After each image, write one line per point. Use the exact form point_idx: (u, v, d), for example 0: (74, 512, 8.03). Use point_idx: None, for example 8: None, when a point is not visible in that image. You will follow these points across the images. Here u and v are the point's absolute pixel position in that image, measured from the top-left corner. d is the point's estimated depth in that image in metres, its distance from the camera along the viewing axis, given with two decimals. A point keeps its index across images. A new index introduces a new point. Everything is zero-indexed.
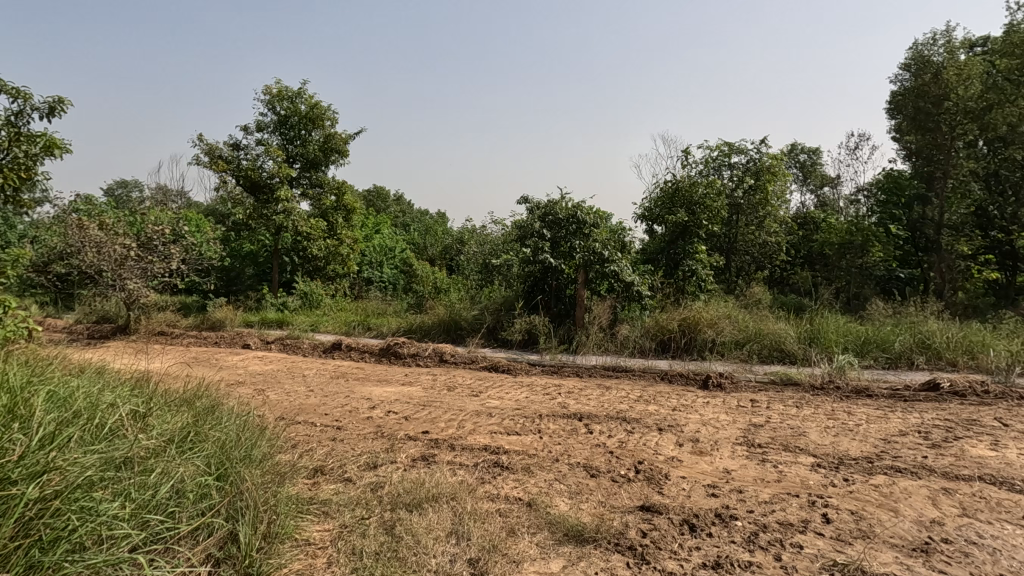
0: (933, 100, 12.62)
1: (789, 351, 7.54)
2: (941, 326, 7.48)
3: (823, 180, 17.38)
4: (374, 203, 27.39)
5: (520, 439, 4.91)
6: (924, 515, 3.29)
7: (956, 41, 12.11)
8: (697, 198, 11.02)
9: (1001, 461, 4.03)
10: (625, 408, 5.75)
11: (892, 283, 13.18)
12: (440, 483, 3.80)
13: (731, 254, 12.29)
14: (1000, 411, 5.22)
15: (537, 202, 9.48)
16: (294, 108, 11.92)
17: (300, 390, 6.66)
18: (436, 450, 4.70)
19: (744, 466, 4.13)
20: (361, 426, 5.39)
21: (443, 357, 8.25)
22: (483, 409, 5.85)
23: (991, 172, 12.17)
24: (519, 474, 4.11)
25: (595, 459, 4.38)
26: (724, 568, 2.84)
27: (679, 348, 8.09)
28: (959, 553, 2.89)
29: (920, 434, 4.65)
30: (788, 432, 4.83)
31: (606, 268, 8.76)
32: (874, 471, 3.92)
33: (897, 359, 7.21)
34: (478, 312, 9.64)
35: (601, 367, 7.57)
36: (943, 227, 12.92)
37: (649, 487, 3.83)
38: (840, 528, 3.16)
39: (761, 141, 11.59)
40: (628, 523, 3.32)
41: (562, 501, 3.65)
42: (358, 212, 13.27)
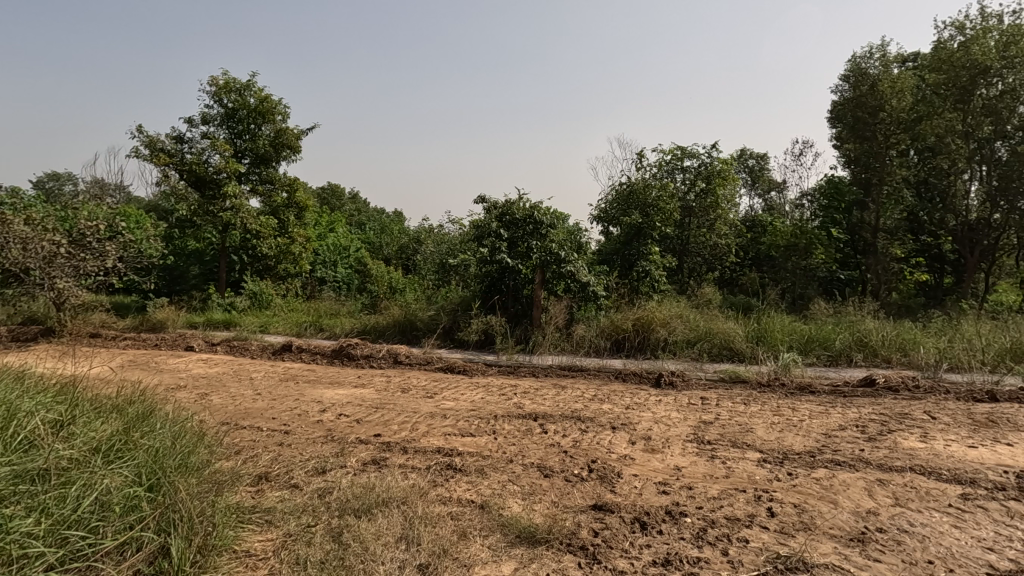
0: (869, 109, 12.89)
1: (737, 350, 7.76)
2: (877, 325, 7.87)
3: (770, 184, 18.10)
4: (328, 201, 26.79)
5: (474, 440, 4.86)
6: (860, 506, 3.43)
7: (890, 56, 12.75)
8: (651, 201, 11.24)
9: (930, 452, 4.25)
10: (580, 407, 5.78)
11: (834, 284, 13.85)
12: (391, 487, 3.70)
13: (684, 255, 12.57)
14: (929, 405, 5.52)
15: (494, 202, 9.45)
16: (242, 100, 11.50)
17: (246, 394, 6.39)
18: (388, 453, 4.59)
19: (694, 463, 4.21)
20: (310, 430, 5.21)
21: (398, 358, 8.10)
22: (437, 410, 5.77)
23: (921, 180, 13.29)
24: (473, 476, 4.06)
25: (550, 460, 4.37)
26: (674, 564, 2.87)
27: (633, 347, 8.22)
28: (891, 541, 3.02)
29: (857, 428, 4.86)
30: (736, 428, 4.96)
31: (563, 268, 8.82)
32: (816, 464, 4.06)
33: (837, 357, 7.55)
34: (434, 312, 9.53)
35: (557, 367, 7.61)
36: (879, 231, 13.67)
37: (601, 486, 3.84)
38: (784, 521, 3.26)
39: (712, 145, 11.98)
40: (580, 522, 3.32)
41: (515, 502, 3.62)
42: (311, 210, 12.88)
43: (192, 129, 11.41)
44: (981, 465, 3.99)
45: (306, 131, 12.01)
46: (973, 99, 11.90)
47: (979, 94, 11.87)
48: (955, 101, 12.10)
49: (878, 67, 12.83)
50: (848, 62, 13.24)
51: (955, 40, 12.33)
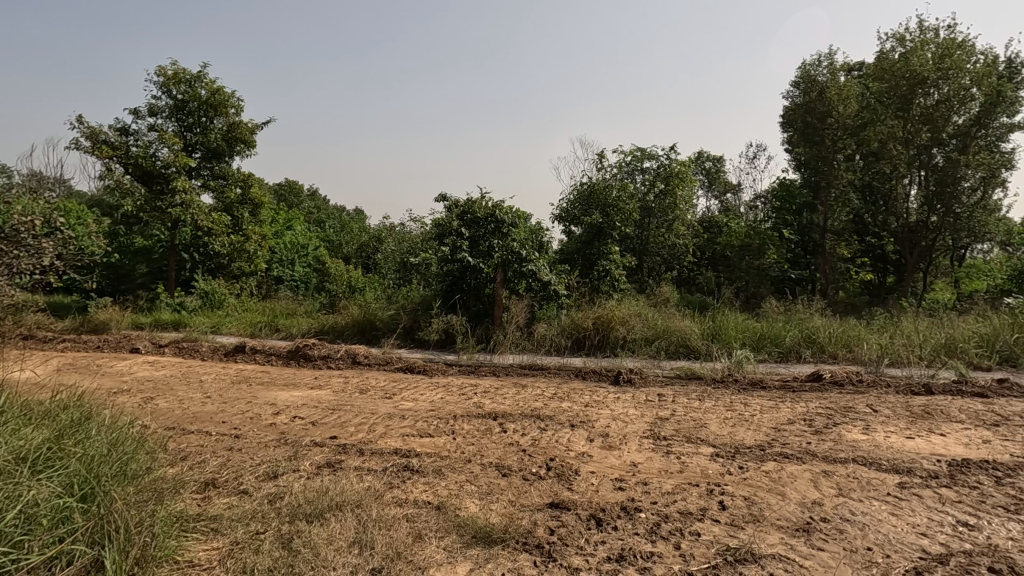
0: (818, 115, 13.64)
1: (693, 347, 7.94)
2: (825, 322, 8.21)
3: (726, 186, 18.66)
4: (285, 198, 26.09)
5: (433, 441, 4.80)
6: (806, 497, 3.55)
7: (837, 64, 13.35)
8: (610, 201, 11.39)
9: (871, 443, 4.44)
10: (540, 406, 5.80)
11: (785, 283, 14.40)
12: (345, 490, 3.61)
13: (644, 255, 12.79)
14: (871, 399, 5.77)
15: (455, 200, 9.38)
16: (193, 92, 11.07)
17: (194, 397, 6.13)
18: (343, 456, 4.48)
19: (650, 459, 4.28)
20: (262, 433, 5.05)
21: (357, 359, 7.95)
22: (396, 411, 5.68)
23: (866, 184, 13.95)
24: (430, 477, 4.01)
25: (508, 459, 4.35)
26: (628, 560, 2.90)
27: (593, 346, 8.32)
28: (834, 530, 3.14)
29: (805, 422, 5.04)
30: (691, 424, 5.07)
31: (524, 267, 8.83)
32: (765, 458, 4.19)
33: (787, 353, 7.81)
34: (394, 312, 9.41)
35: (518, 367, 7.61)
36: (827, 233, 14.26)
37: (559, 484, 3.86)
38: (734, 514, 3.34)
39: (670, 147, 12.23)
40: (537, 521, 3.32)
41: (472, 503, 3.59)
42: (267, 207, 12.49)
43: (138, 120, 10.91)
44: (916, 455, 4.19)
45: (261, 125, 11.64)
46: (913, 108, 12.55)
47: (917, 103, 12.49)
48: (896, 109, 12.75)
49: (826, 75, 13.49)
50: (798, 69, 13.77)
51: (896, 51, 12.95)
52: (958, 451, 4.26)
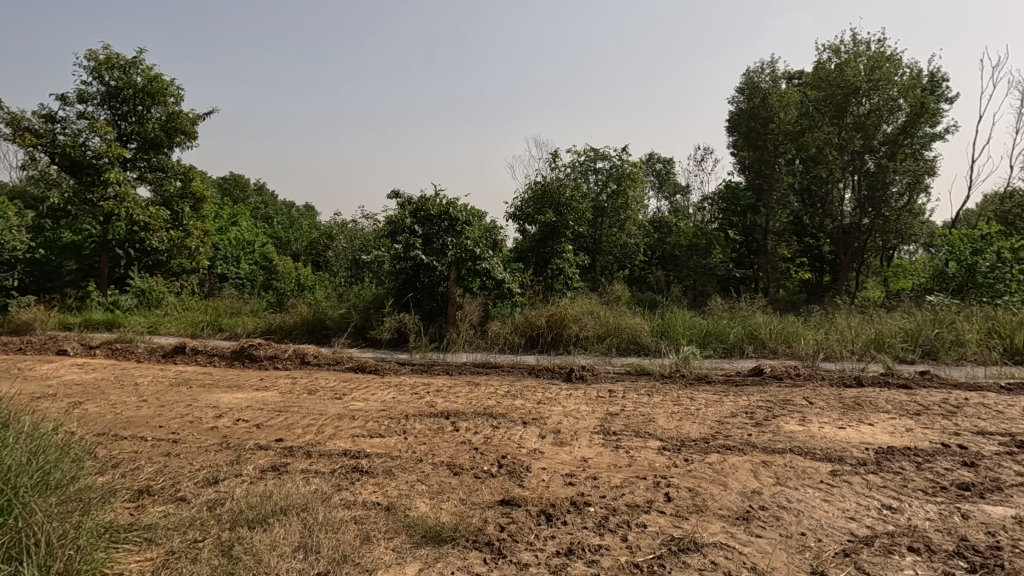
0: (761, 120, 14.43)
1: (644, 344, 8.13)
2: (766, 319, 8.57)
3: (675, 188, 19.20)
4: (230, 192, 25.08)
5: (383, 441, 4.73)
6: (746, 486, 3.70)
7: (779, 72, 14.08)
8: (564, 200, 11.49)
9: (807, 434, 4.67)
10: (492, 404, 5.80)
11: (730, 282, 14.97)
12: (290, 494, 3.50)
13: (596, 254, 13.01)
14: (808, 392, 6.07)
15: (408, 198, 9.25)
16: (127, 79, 10.48)
17: (128, 401, 5.80)
18: (289, 459, 4.35)
19: (600, 454, 4.35)
20: (202, 437, 4.83)
21: (305, 359, 7.73)
22: (345, 412, 5.56)
23: (805, 188, 14.74)
24: (380, 478, 3.94)
25: (460, 457, 4.33)
26: (576, 554, 2.94)
27: (546, 343, 8.39)
28: (772, 518, 3.28)
29: (746, 415, 5.25)
30: (640, 419, 5.19)
31: (478, 265, 8.83)
32: (709, 450, 4.33)
33: (731, 349, 8.11)
34: (345, 310, 9.22)
35: (472, 365, 7.58)
36: (769, 233, 14.91)
37: (510, 481, 3.87)
38: (679, 505, 3.45)
39: (623, 148, 12.48)
40: (487, 518, 3.32)
41: (423, 502, 3.56)
42: (209, 201, 11.97)
43: (66, 107, 10.23)
44: (847, 444, 4.44)
45: (202, 116, 11.15)
46: (846, 116, 13.16)
47: (850, 111, 13.08)
48: (831, 117, 13.32)
49: (768, 82, 14.28)
50: (744, 75, 14.53)
51: (832, 62, 13.61)
52: (885, 439, 4.53)
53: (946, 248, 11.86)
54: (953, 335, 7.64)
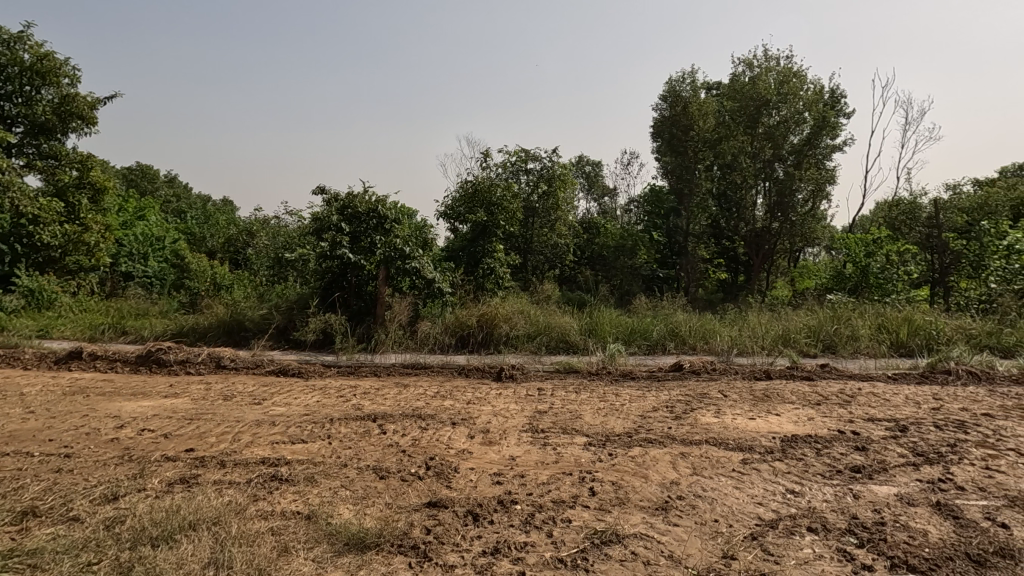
0: (682, 127, 14.77)
1: (573, 342, 8.30)
2: (686, 317, 9.00)
3: (603, 190, 19.79)
4: (136, 184, 23.23)
5: (305, 447, 4.54)
6: (666, 477, 3.86)
7: (698, 82, 14.76)
8: (495, 199, 11.52)
9: (721, 425, 4.95)
10: (421, 405, 5.72)
11: (654, 282, 15.62)
12: (201, 507, 3.29)
13: (528, 253, 13.16)
14: (723, 385, 6.45)
15: (334, 194, 8.92)
16: (12, 55, 9.52)
17: (12, 414, 5.23)
18: (200, 469, 4.08)
19: (528, 451, 4.40)
20: (101, 450, 4.44)
21: (221, 363, 7.28)
22: (265, 417, 5.29)
23: (722, 193, 15.44)
24: (301, 486, 3.78)
25: (387, 461, 4.24)
26: (502, 552, 2.95)
27: (477, 343, 8.40)
28: (688, 506, 3.45)
29: (667, 408, 5.49)
30: (567, 416, 5.30)
31: (408, 264, 8.64)
32: (632, 444, 4.49)
33: (654, 346, 8.46)
34: (266, 311, 8.81)
35: (400, 366, 7.46)
36: (690, 235, 15.67)
37: (438, 483, 3.83)
38: (602, 498, 3.55)
39: (553, 149, 12.68)
40: (413, 522, 3.27)
41: (347, 508, 3.45)
42: (112, 193, 11.03)
43: None
44: (757, 433, 4.75)
45: (103, 101, 10.32)
46: (758, 126, 14.30)
47: (762, 122, 14.24)
48: (745, 127, 14.44)
49: (689, 91, 14.69)
50: (666, 83, 14.97)
51: (746, 74, 14.62)
52: (789, 428, 4.89)
53: (844, 250, 12.93)
54: (849, 331, 8.34)
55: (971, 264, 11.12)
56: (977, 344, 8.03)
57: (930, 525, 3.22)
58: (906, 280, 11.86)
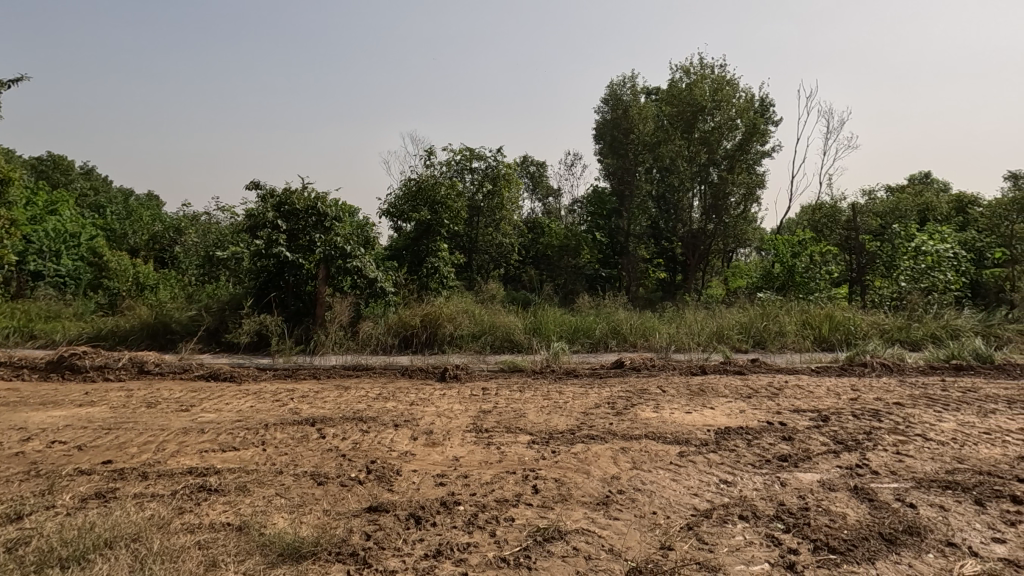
0: (623, 130, 15.46)
1: (517, 341, 8.33)
2: (627, 315, 9.22)
3: (547, 190, 20.00)
4: (46, 176, 21.45)
5: (237, 454, 4.32)
6: (607, 472, 3.94)
7: (638, 87, 15.28)
8: (439, 198, 11.38)
9: (659, 419, 5.10)
10: (362, 407, 5.58)
11: (597, 281, 15.94)
12: (119, 523, 3.06)
13: (473, 252, 13.13)
14: (661, 380, 6.67)
15: (270, 189, 8.55)
16: None
17: None
18: (120, 483, 3.80)
19: (472, 451, 4.37)
20: (4, 466, 4.05)
21: (145, 368, 6.82)
22: (193, 425, 5.00)
23: (660, 195, 15.98)
24: (231, 496, 3.59)
25: (325, 466, 4.10)
26: (444, 554, 2.92)
27: (421, 343, 8.29)
28: (628, 500, 3.52)
29: (609, 405, 5.60)
30: (511, 414, 5.31)
31: (348, 263, 8.39)
32: (575, 440, 4.55)
33: (597, 344, 8.63)
34: (195, 312, 8.36)
35: (341, 368, 7.25)
36: (630, 236, 16.10)
37: (379, 486, 3.74)
38: (545, 496, 3.57)
39: (498, 149, 12.69)
40: (352, 528, 3.18)
41: (281, 518, 3.31)
42: (18, 185, 10.09)
43: None
44: (693, 427, 4.92)
45: (7, 84, 9.40)
46: (694, 131, 14.77)
47: (698, 127, 14.69)
48: (682, 132, 14.89)
49: (629, 95, 15.41)
50: (609, 87, 15.54)
51: (683, 81, 15.07)
52: (723, 421, 5.10)
53: (773, 251, 13.63)
54: (777, 327, 8.80)
55: (884, 264, 12.01)
56: (889, 338, 8.67)
57: (849, 508, 3.45)
58: (827, 279, 12.73)
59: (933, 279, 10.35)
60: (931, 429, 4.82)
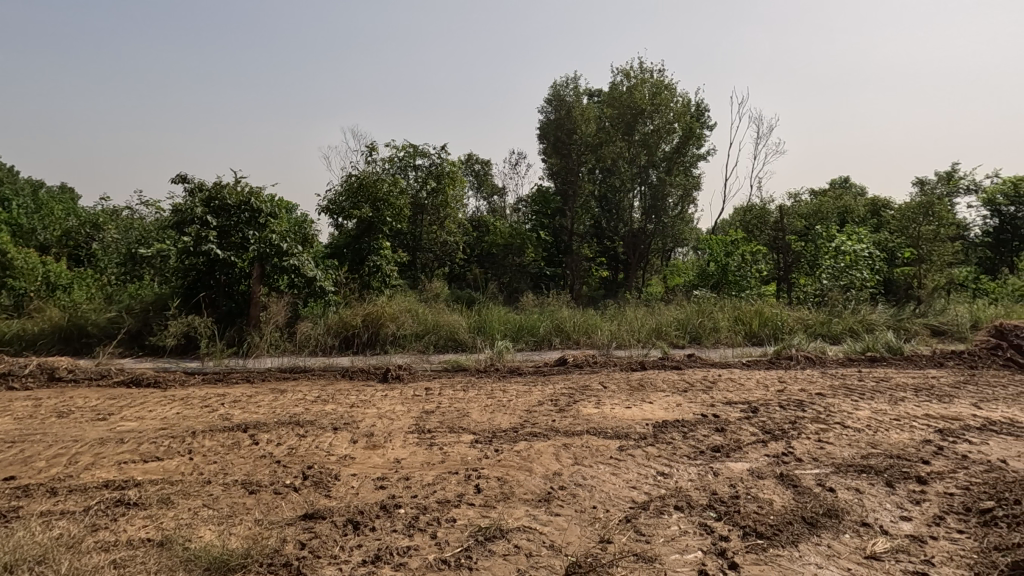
0: (566, 130, 15.56)
1: (461, 340, 8.28)
2: (571, 313, 9.36)
3: (492, 189, 20.00)
4: None
5: (161, 465, 4.06)
6: (549, 469, 3.97)
7: (580, 88, 15.49)
8: (381, 195, 11.09)
9: (600, 415, 5.20)
10: (300, 411, 5.38)
11: (542, 280, 16.10)
12: (22, 545, 2.80)
13: (416, 251, 12.95)
14: (603, 376, 6.81)
15: (199, 184, 8.09)
16: None
17: None
18: (24, 501, 3.48)
19: (414, 453, 4.30)
20: None
21: (56, 375, 6.29)
22: (111, 435, 4.65)
23: (602, 195, 16.32)
24: (153, 510, 3.37)
25: (258, 473, 3.92)
26: (384, 559, 2.85)
27: (362, 344, 8.09)
28: (569, 496, 3.57)
29: (551, 402, 5.66)
30: (455, 414, 5.26)
31: (285, 262, 8.05)
32: (518, 438, 4.56)
33: (541, 342, 8.70)
34: (115, 314, 7.80)
35: (277, 370, 6.96)
36: (574, 235, 16.35)
37: (316, 492, 3.61)
38: (487, 495, 3.56)
39: (442, 146, 12.55)
40: (286, 537, 3.05)
41: (208, 530, 3.13)
42: None
43: None
44: (632, 421, 5.05)
45: None
46: (634, 133, 15.17)
47: (638, 129, 15.10)
48: (623, 134, 15.24)
49: (572, 96, 15.56)
50: (552, 87, 15.64)
51: (623, 84, 15.42)
52: (660, 414, 5.26)
53: (708, 251, 14.22)
54: (712, 323, 9.18)
55: (808, 263, 12.76)
56: (813, 332, 9.23)
57: (775, 494, 3.63)
58: (757, 277, 13.40)
59: (851, 277, 11.12)
60: (849, 416, 5.16)
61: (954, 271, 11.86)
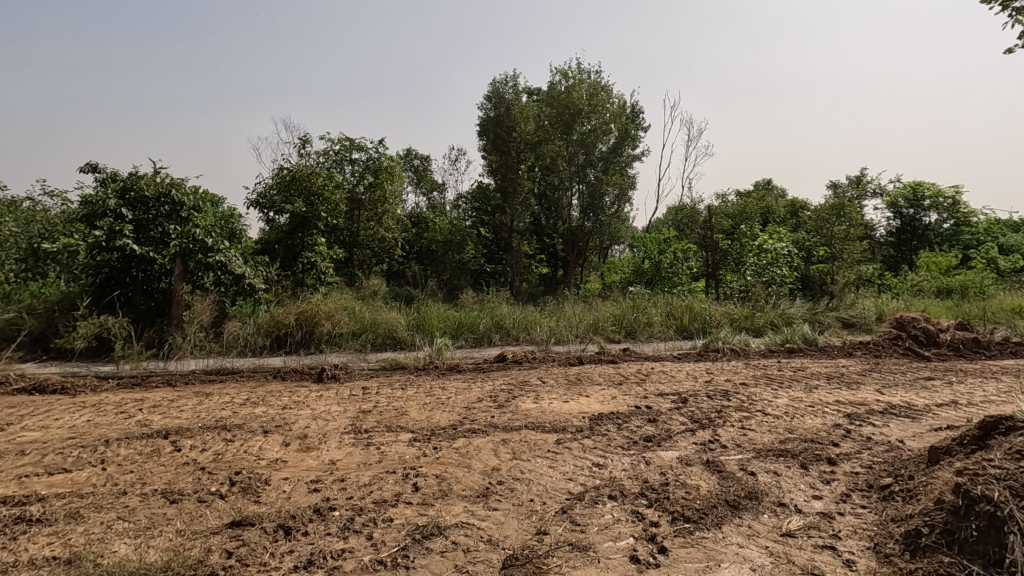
0: (505, 128, 15.25)
1: (400, 338, 8.15)
2: (511, 309, 9.41)
3: (431, 184, 19.76)
4: None
5: (69, 477, 3.75)
6: (487, 465, 3.99)
7: (519, 86, 15.53)
8: (315, 189, 10.67)
9: (539, 410, 5.28)
10: (227, 414, 5.12)
11: (482, 277, 16.12)
12: None
13: (353, 247, 12.63)
14: (541, 372, 6.92)
15: (113, 173, 7.52)
16: None
17: None
18: None
19: (349, 453, 4.20)
20: None
21: None
22: (10, 447, 4.25)
23: (542, 193, 16.49)
24: (59, 526, 3.11)
25: (181, 481, 3.70)
26: (317, 563, 2.77)
27: (295, 343, 7.80)
28: (507, 490, 3.60)
29: (490, 398, 5.68)
30: (392, 413, 5.18)
31: (210, 258, 7.61)
32: (457, 436, 4.55)
33: (480, 338, 8.72)
34: (14, 314, 7.13)
35: (201, 372, 6.59)
36: (514, 232, 16.45)
37: (244, 499, 3.46)
38: (425, 493, 3.54)
39: (379, 141, 12.26)
40: (211, 547, 2.91)
41: (123, 544, 2.93)
42: None
43: None
44: (569, 415, 5.15)
45: None
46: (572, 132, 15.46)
47: (577, 129, 15.47)
48: (561, 133, 15.47)
49: (511, 94, 15.57)
50: (491, 85, 15.60)
51: (561, 84, 15.70)
52: (596, 407, 5.40)
53: (642, 249, 14.69)
54: (645, 319, 9.51)
55: (734, 260, 13.47)
56: (738, 326, 9.75)
57: (702, 480, 3.82)
58: (688, 274, 13.98)
59: (772, 274, 11.85)
60: (769, 404, 5.50)
61: (862, 268, 12.85)
